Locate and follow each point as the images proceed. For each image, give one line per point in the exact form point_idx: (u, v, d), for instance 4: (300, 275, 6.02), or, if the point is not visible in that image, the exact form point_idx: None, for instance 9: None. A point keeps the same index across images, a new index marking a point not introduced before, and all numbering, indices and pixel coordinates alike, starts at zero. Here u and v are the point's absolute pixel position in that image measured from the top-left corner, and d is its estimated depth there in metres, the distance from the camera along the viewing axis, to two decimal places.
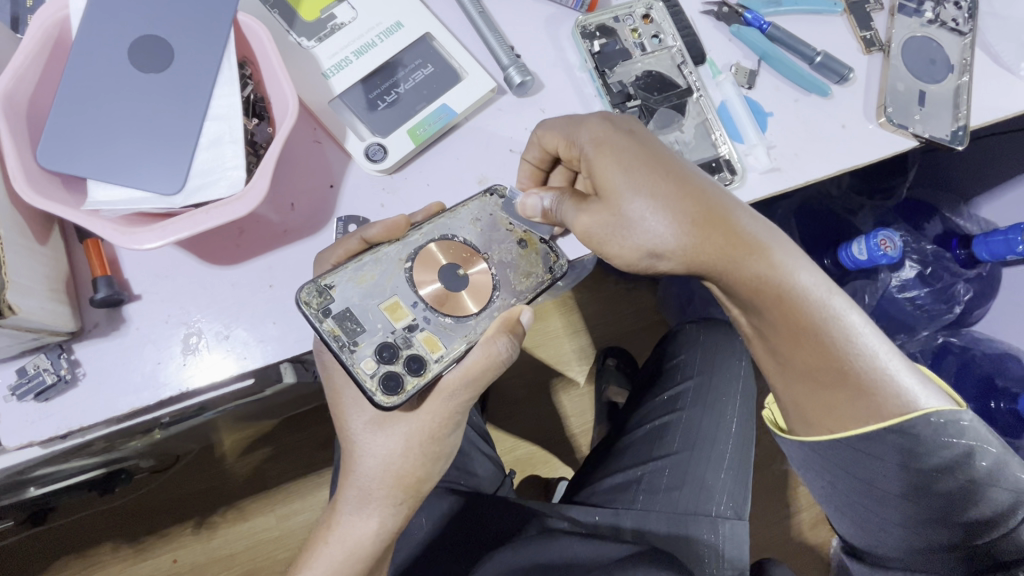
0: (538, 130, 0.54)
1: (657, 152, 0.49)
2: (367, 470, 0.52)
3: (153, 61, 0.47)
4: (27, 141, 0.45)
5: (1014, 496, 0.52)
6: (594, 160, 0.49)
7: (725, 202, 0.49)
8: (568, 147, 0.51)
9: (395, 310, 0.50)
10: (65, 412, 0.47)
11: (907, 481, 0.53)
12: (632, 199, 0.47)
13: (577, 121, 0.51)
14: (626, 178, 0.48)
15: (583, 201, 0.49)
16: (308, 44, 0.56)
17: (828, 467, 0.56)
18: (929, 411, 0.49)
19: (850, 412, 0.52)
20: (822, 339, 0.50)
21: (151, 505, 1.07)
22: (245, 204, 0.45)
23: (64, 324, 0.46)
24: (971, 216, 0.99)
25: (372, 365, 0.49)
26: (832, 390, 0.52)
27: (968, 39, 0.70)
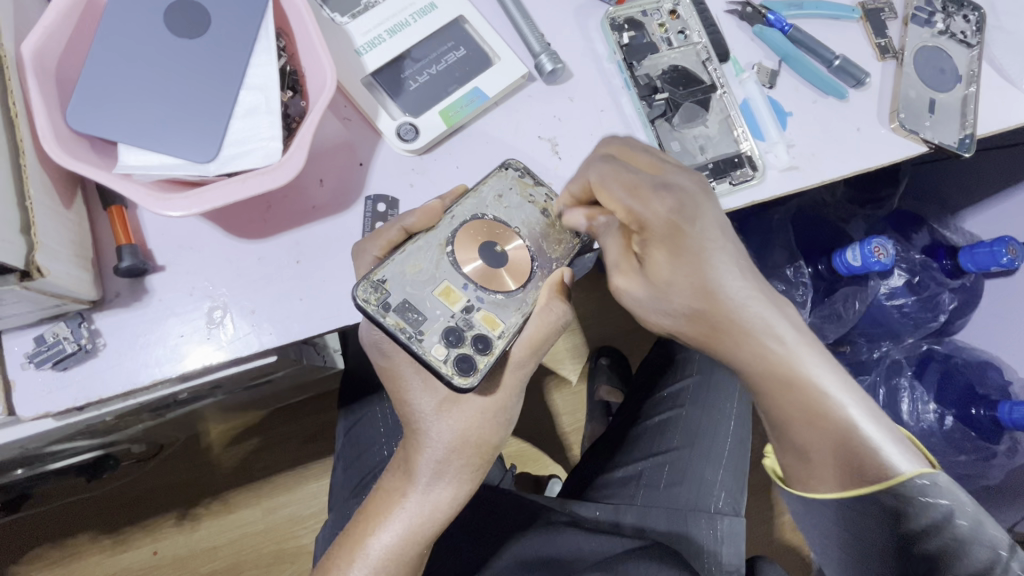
0: (602, 172, 0.51)
1: (711, 251, 0.49)
2: (439, 443, 0.52)
3: (188, 27, 0.46)
4: (56, 102, 0.43)
5: (992, 552, 0.48)
6: (652, 243, 0.49)
7: (750, 293, 0.49)
8: (624, 212, 0.50)
9: (449, 295, 0.50)
10: (83, 383, 0.46)
11: (896, 540, 0.50)
12: (666, 292, 0.49)
13: (648, 189, 0.49)
14: (675, 274, 0.49)
15: (625, 260, 0.52)
16: (342, 20, 0.55)
17: (818, 520, 0.54)
18: (914, 473, 0.47)
19: (843, 476, 0.49)
20: (814, 411, 0.49)
21: (134, 495, 1.04)
22: (278, 173, 0.45)
23: (88, 292, 0.44)
24: (957, 229, 1.02)
25: (442, 351, 0.48)
26: (826, 466, 0.50)
27: (975, 52, 0.72)
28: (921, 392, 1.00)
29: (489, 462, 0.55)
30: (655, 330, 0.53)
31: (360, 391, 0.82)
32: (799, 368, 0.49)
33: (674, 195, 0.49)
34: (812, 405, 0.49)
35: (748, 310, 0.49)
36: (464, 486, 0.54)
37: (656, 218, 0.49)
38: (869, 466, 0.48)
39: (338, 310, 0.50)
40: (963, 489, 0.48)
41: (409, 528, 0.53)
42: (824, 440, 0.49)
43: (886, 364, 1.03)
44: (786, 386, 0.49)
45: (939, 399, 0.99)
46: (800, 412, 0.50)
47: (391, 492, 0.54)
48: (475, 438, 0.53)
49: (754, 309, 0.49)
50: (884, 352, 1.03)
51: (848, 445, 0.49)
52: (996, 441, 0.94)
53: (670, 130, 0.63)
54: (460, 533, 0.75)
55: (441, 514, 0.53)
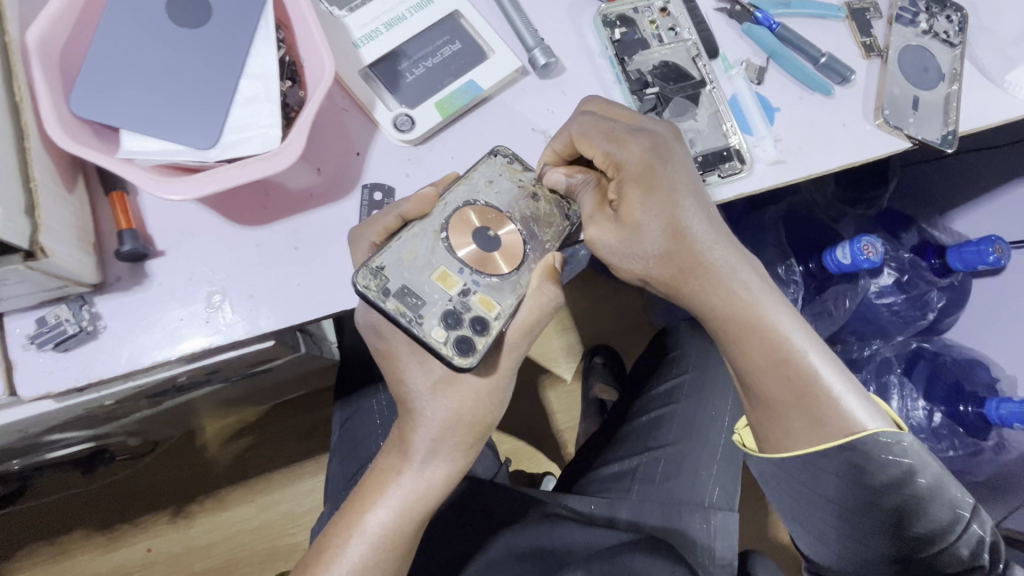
0: (583, 125, 0.53)
1: (682, 191, 0.53)
2: (433, 422, 0.54)
3: (189, 17, 0.47)
4: (59, 89, 0.44)
5: (952, 512, 0.52)
6: (628, 184, 0.53)
7: (712, 237, 0.54)
8: (602, 158, 0.53)
9: (445, 279, 0.51)
10: (84, 365, 0.46)
11: (857, 497, 0.53)
12: (640, 234, 0.53)
13: (626, 135, 0.52)
14: (651, 217, 0.52)
15: (600, 211, 0.54)
16: (340, 14, 0.57)
17: (785, 480, 0.57)
18: (876, 431, 0.52)
19: (808, 431, 0.54)
20: (777, 356, 0.54)
21: (128, 492, 1.05)
22: (278, 160, 0.46)
23: (89, 275, 0.45)
24: (946, 229, 1.05)
25: (442, 333, 0.50)
26: (792, 416, 0.54)
27: (958, 51, 0.74)
28: (910, 389, 1.02)
29: (481, 440, 0.56)
30: (626, 277, 0.56)
31: (355, 385, 0.83)
32: (764, 316, 0.55)
33: (648, 138, 0.53)
34: (778, 353, 0.54)
35: (711, 254, 0.54)
36: (458, 463, 0.56)
37: (634, 164, 0.52)
38: (832, 418, 0.53)
39: (336, 295, 0.51)
40: (929, 456, 0.53)
41: (402, 510, 0.54)
42: (790, 392, 0.54)
43: (876, 362, 1.05)
44: (747, 334, 0.55)
45: (928, 396, 1.01)
46: (765, 360, 0.55)
47: (387, 471, 0.55)
48: (468, 417, 0.54)
49: (717, 255, 0.54)
50: (874, 351, 1.05)
51: (812, 404, 0.54)
52: (984, 437, 0.96)
53: None
54: (454, 522, 0.75)
55: (435, 491, 0.54)
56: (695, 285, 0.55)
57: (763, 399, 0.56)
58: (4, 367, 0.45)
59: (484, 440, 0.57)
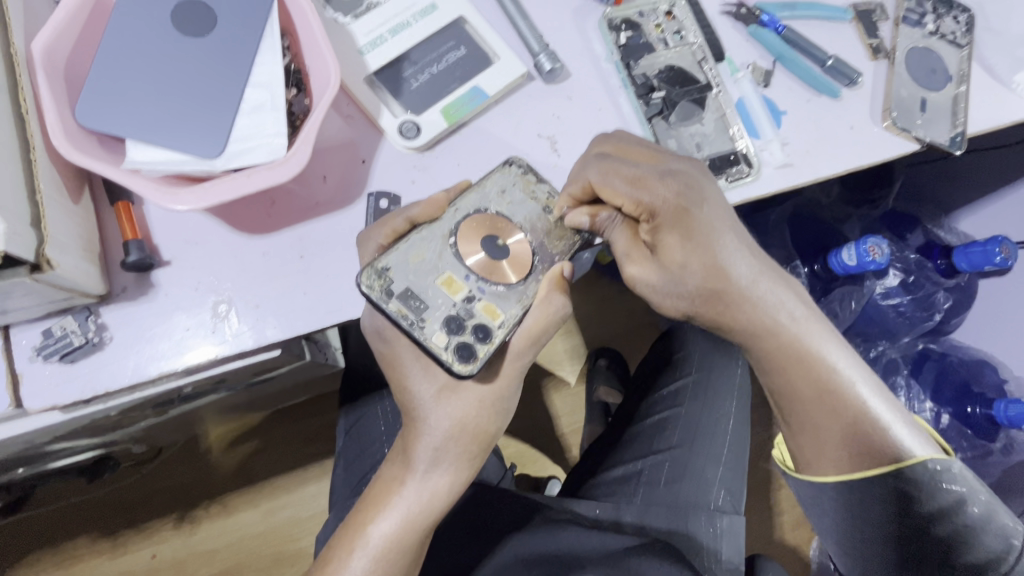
0: (601, 171, 0.52)
1: (719, 227, 0.52)
2: (438, 431, 0.53)
3: (194, 26, 0.47)
4: (65, 99, 0.44)
5: (1004, 541, 0.52)
6: (663, 229, 0.51)
7: (752, 274, 0.53)
8: (631, 204, 0.51)
9: (451, 284, 0.51)
10: (90, 376, 0.46)
11: (909, 524, 0.54)
12: (680, 272, 0.51)
13: (651, 177, 0.51)
14: (688, 258, 0.51)
15: (634, 249, 0.54)
16: (344, 21, 0.56)
17: (833, 508, 0.57)
18: (925, 458, 0.52)
19: (852, 456, 0.54)
20: (822, 387, 0.54)
21: (133, 499, 1.04)
22: (283, 169, 0.45)
23: (95, 286, 0.45)
24: (951, 229, 1.05)
25: (443, 338, 0.50)
26: (838, 447, 0.55)
27: (965, 52, 0.74)
28: (918, 391, 1.02)
29: (487, 450, 0.56)
30: (668, 313, 0.55)
31: (361, 391, 0.83)
32: (803, 344, 0.55)
33: (676, 180, 0.51)
34: (825, 383, 0.54)
35: (753, 291, 0.53)
36: (462, 472, 0.55)
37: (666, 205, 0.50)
38: (883, 447, 0.53)
39: (343, 304, 0.51)
40: (980, 482, 0.53)
41: (405, 518, 0.53)
42: (835, 420, 0.54)
43: (883, 363, 1.04)
44: (795, 363, 0.55)
45: (936, 398, 1.01)
46: (811, 390, 0.55)
47: (390, 480, 0.55)
48: (473, 427, 0.53)
49: (763, 288, 0.54)
50: (881, 352, 1.04)
51: (859, 429, 0.54)
52: (992, 439, 0.96)
53: (667, 127, 0.64)
54: (458, 528, 0.75)
55: (439, 502, 0.54)
56: (739, 319, 0.55)
57: (803, 423, 0.56)
58: (11, 378, 0.45)
59: (488, 449, 0.56)
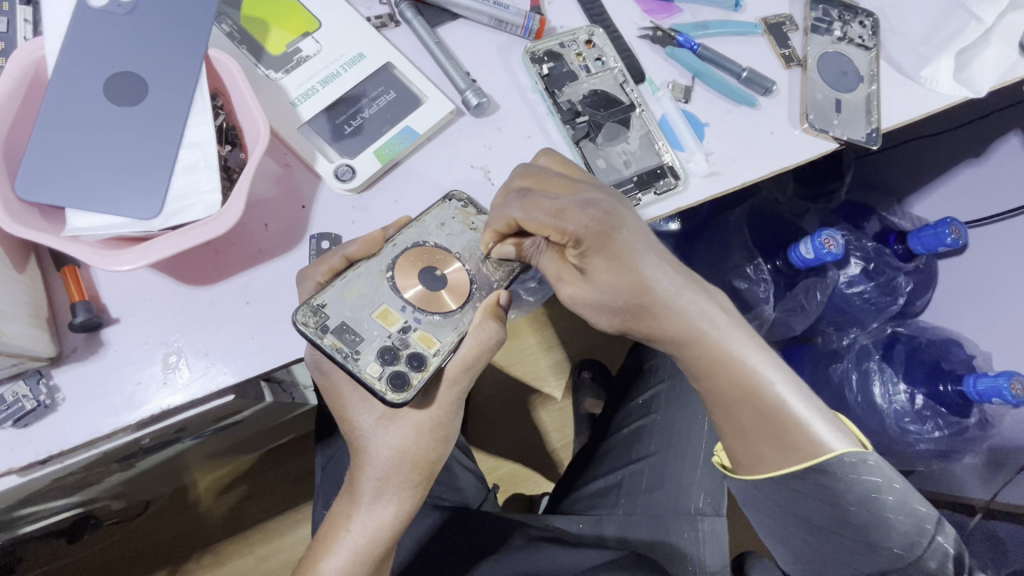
0: (522, 207, 0.51)
1: (641, 249, 0.52)
2: (378, 460, 0.55)
3: (126, 95, 0.50)
4: (5, 175, 0.46)
5: (919, 525, 0.54)
6: (589, 253, 0.51)
7: (678, 287, 0.53)
8: (557, 234, 0.50)
9: (387, 316, 0.54)
10: (46, 437, 0.48)
11: (833, 513, 0.55)
12: (609, 289, 0.52)
13: (572, 206, 0.50)
14: (613, 278, 0.52)
15: (565, 271, 0.55)
16: (276, 76, 0.60)
17: (766, 501, 0.59)
18: (841, 452, 0.52)
19: (770, 459, 0.56)
20: (746, 387, 0.54)
21: (120, 557, 1.03)
22: (221, 223, 0.48)
23: (44, 349, 0.47)
24: (904, 214, 1.08)
25: (377, 368, 0.52)
26: (761, 442, 0.55)
27: (873, 53, 0.79)
28: (890, 374, 1.03)
29: (429, 478, 0.57)
30: (604, 328, 0.56)
31: (337, 425, 0.84)
32: (729, 351, 0.54)
33: (600, 197, 0.51)
34: (744, 383, 0.54)
35: (681, 305, 0.53)
36: (406, 503, 0.56)
37: (589, 229, 0.50)
38: (804, 443, 0.54)
39: (289, 346, 0.53)
40: (895, 471, 0.54)
41: (355, 548, 0.55)
42: (759, 421, 0.55)
43: (855, 350, 1.07)
44: (717, 365, 0.55)
45: (908, 380, 1.02)
46: (732, 389, 0.55)
47: (339, 516, 0.56)
48: (411, 457, 0.55)
49: (685, 300, 0.53)
50: (853, 340, 1.08)
51: (780, 426, 0.54)
52: (967, 416, 0.96)
53: (595, 148, 0.68)
54: (432, 550, 0.76)
55: (384, 533, 0.55)
56: (664, 329, 0.55)
57: (733, 425, 0.57)
58: None
59: (431, 477, 0.58)
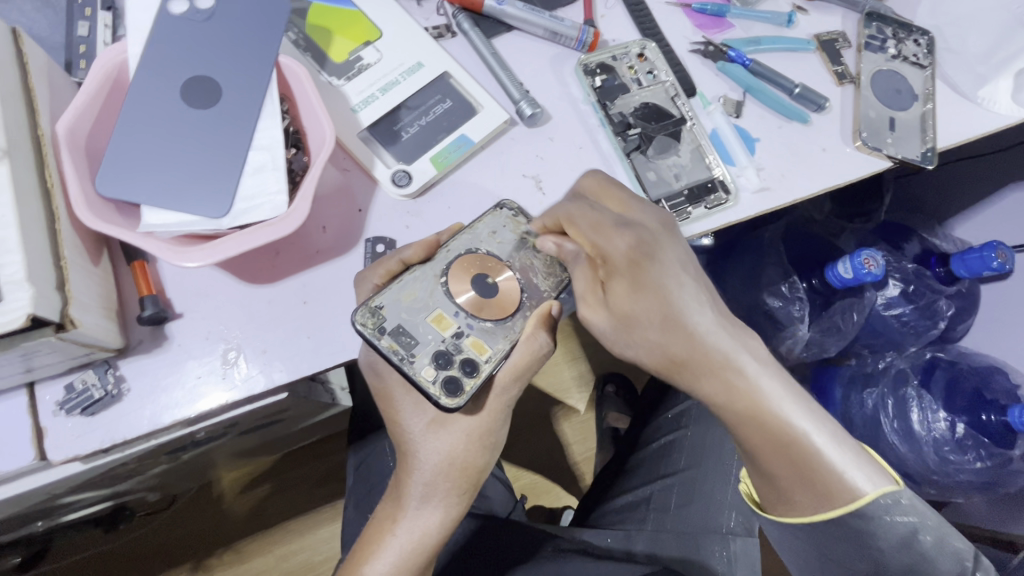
0: (569, 212, 0.55)
1: (670, 279, 0.52)
2: (427, 465, 0.55)
3: (201, 98, 0.51)
4: (86, 171, 0.48)
5: (958, 563, 0.52)
6: (615, 274, 0.52)
7: (715, 323, 0.51)
8: (592, 246, 0.54)
9: (441, 321, 0.54)
10: (111, 425, 0.49)
11: (867, 557, 0.52)
12: (631, 314, 0.52)
13: (611, 223, 0.53)
14: (640, 297, 0.51)
15: (591, 292, 0.54)
16: (338, 83, 0.61)
17: (799, 546, 0.55)
18: (878, 495, 0.49)
19: (806, 504, 0.51)
20: (779, 438, 0.49)
21: (147, 550, 1.05)
22: (284, 226, 0.49)
23: (114, 340, 0.48)
24: (947, 236, 1.05)
25: (432, 372, 0.52)
26: (798, 490, 0.51)
27: (928, 72, 0.77)
28: (929, 401, 0.99)
29: (475, 486, 0.57)
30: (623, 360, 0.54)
31: (371, 428, 0.84)
32: (765, 397, 0.49)
33: (634, 220, 0.53)
34: (780, 430, 0.49)
35: (714, 341, 0.50)
36: (452, 509, 0.57)
37: (623, 247, 0.52)
38: (841, 489, 0.49)
39: (343, 347, 0.54)
40: (925, 506, 0.52)
41: (402, 553, 0.55)
42: (790, 467, 0.50)
43: (891, 374, 1.04)
44: (756, 413, 0.50)
45: (948, 407, 0.98)
46: (769, 439, 0.50)
47: (384, 520, 0.57)
48: (461, 463, 0.55)
49: (716, 331, 0.51)
50: (889, 363, 1.06)
51: (814, 474, 0.49)
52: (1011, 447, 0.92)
53: (646, 161, 0.68)
54: (467, 556, 0.75)
55: (429, 539, 0.55)
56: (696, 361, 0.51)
57: (764, 469, 0.52)
58: (35, 433, 0.48)
59: (477, 486, 0.58)
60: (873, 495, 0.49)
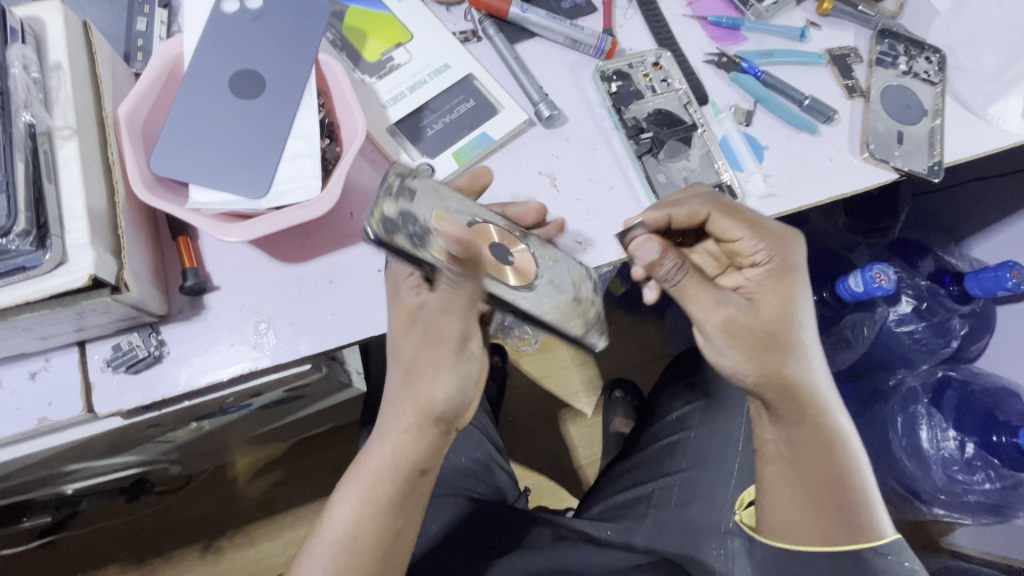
0: (711, 210, 0.61)
1: (799, 293, 0.62)
2: (385, 423, 0.57)
3: (246, 89, 0.56)
4: (142, 152, 0.53)
5: None
6: (757, 278, 0.61)
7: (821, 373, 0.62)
8: (740, 245, 0.61)
9: (446, 216, 0.54)
10: (151, 385, 0.53)
11: None
12: (759, 321, 0.59)
13: (766, 229, 0.61)
14: (772, 305, 0.60)
15: (705, 292, 0.57)
16: (370, 80, 0.66)
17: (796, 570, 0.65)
18: (892, 537, 0.63)
19: (839, 531, 0.63)
20: (832, 470, 0.64)
21: (163, 527, 1.10)
22: (317, 208, 0.53)
23: (158, 307, 0.53)
24: (962, 255, 1.08)
25: (407, 211, 0.53)
26: (834, 520, 0.63)
27: (939, 88, 0.79)
28: (939, 420, 1.01)
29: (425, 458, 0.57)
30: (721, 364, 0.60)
31: None
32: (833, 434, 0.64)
33: (785, 232, 0.62)
34: (833, 468, 0.64)
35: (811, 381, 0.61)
36: (403, 480, 0.56)
37: (768, 259, 0.61)
38: (866, 523, 0.64)
39: (364, 324, 0.58)
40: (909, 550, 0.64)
41: (365, 516, 0.56)
42: (836, 498, 0.64)
43: (902, 391, 1.05)
44: (821, 441, 0.63)
45: (959, 427, 0.99)
46: (823, 468, 0.64)
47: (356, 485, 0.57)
48: (411, 456, 0.56)
49: (815, 371, 0.62)
50: (900, 380, 1.06)
51: (851, 508, 0.64)
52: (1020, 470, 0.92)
53: (657, 163, 0.71)
54: (461, 537, 0.77)
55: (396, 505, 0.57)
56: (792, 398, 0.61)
57: (805, 496, 0.64)
58: (84, 387, 0.53)
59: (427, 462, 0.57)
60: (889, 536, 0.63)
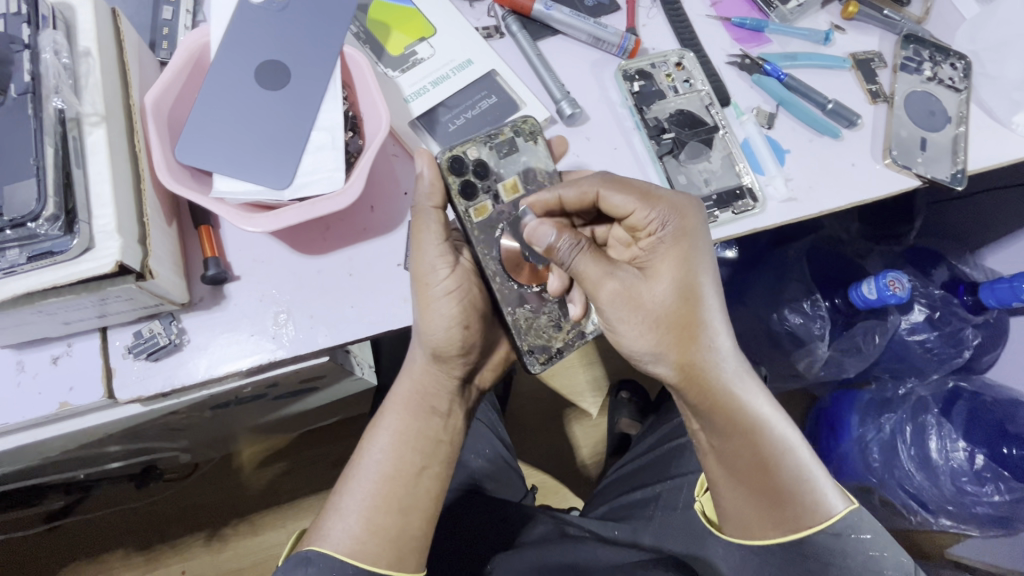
0: (602, 184, 0.58)
1: (703, 259, 0.58)
2: (399, 390, 0.62)
3: (272, 80, 0.56)
4: (167, 140, 0.53)
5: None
6: (657, 248, 0.57)
7: (731, 346, 0.59)
8: (639, 217, 0.58)
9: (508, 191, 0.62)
10: (170, 372, 0.54)
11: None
12: (658, 295, 0.56)
13: (660, 197, 0.57)
14: (673, 278, 0.56)
15: (600, 267, 0.55)
16: (393, 74, 0.66)
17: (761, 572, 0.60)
18: (840, 517, 0.56)
19: (777, 521, 0.57)
20: (760, 454, 0.58)
21: (169, 513, 1.11)
22: (340, 201, 0.53)
23: (179, 295, 0.53)
24: (976, 265, 1.07)
25: (473, 161, 0.60)
26: (772, 508, 0.57)
27: (964, 95, 0.78)
28: (949, 430, 0.99)
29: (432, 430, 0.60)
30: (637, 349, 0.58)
31: None
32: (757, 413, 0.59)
33: (683, 199, 0.58)
34: (768, 452, 0.58)
35: (720, 360, 0.58)
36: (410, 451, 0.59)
37: (670, 228, 0.57)
38: (810, 507, 0.57)
39: (383, 318, 0.58)
40: (883, 532, 0.57)
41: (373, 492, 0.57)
42: (770, 483, 0.57)
43: (911, 400, 1.04)
44: (759, 426, 0.58)
45: (968, 438, 0.97)
46: (751, 454, 0.58)
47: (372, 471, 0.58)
48: (414, 429, 0.60)
49: (723, 343, 0.58)
50: (910, 389, 1.05)
51: (791, 492, 0.57)
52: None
53: (677, 164, 0.70)
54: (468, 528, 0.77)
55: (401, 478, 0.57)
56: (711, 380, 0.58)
57: (741, 487, 0.58)
58: (104, 372, 0.53)
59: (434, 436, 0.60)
60: (837, 517, 0.56)
